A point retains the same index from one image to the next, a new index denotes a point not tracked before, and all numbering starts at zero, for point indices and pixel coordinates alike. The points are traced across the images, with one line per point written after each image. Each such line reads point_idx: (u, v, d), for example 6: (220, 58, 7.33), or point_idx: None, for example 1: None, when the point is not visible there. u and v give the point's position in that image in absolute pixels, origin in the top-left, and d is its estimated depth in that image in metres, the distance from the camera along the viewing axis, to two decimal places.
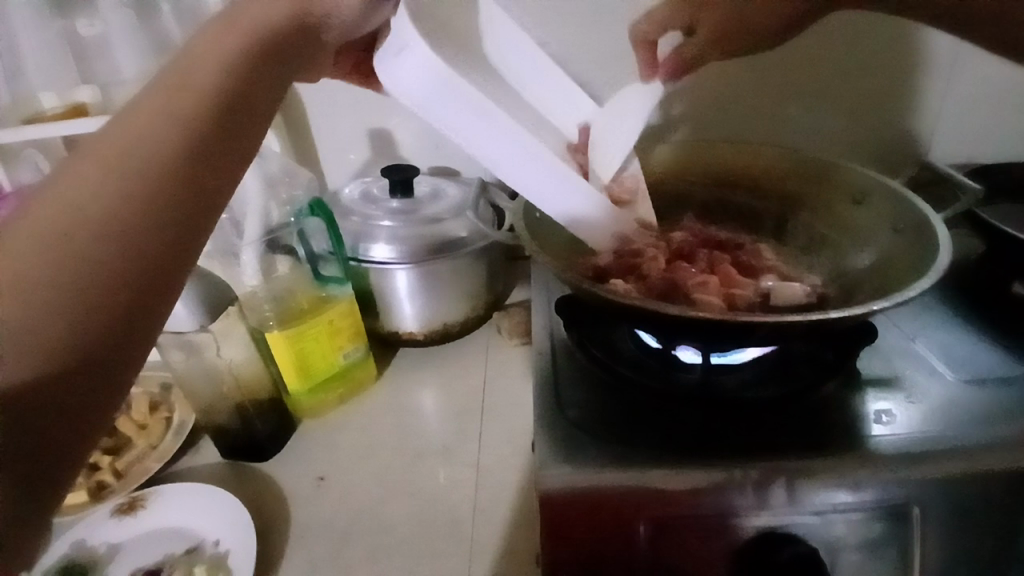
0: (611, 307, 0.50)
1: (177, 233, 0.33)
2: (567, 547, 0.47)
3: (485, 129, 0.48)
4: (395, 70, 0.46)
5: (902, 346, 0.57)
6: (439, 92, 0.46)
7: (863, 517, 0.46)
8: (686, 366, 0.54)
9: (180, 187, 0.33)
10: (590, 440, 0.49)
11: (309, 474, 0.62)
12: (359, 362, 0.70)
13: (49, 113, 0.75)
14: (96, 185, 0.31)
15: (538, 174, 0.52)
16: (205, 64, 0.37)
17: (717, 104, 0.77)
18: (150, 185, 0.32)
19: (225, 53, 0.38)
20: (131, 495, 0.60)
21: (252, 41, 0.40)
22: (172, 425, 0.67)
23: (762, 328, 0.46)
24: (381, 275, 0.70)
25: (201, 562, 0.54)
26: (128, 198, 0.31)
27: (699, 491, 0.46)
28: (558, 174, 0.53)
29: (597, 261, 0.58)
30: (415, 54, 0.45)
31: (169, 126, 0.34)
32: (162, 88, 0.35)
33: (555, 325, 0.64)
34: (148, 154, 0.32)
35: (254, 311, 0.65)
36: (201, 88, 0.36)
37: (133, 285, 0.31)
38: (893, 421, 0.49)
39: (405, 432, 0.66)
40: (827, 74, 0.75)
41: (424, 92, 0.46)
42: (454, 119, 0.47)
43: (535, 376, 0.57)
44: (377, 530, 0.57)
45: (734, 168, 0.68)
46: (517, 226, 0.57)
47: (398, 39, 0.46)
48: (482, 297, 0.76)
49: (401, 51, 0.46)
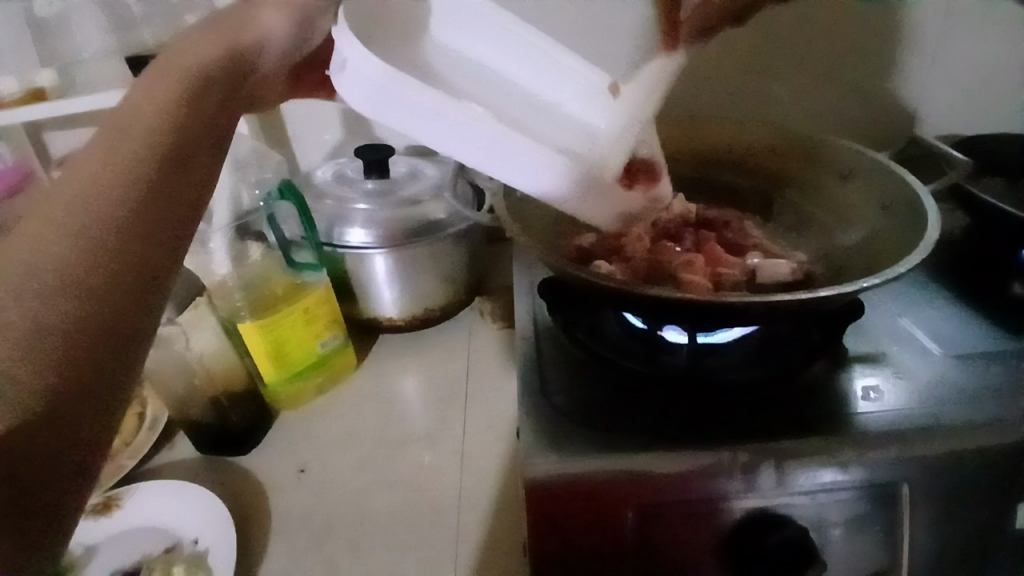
0: (594, 289, 0.48)
1: (113, 292, 0.32)
2: (553, 535, 0.46)
3: (440, 123, 0.45)
4: (344, 85, 0.44)
5: (889, 322, 0.56)
6: (385, 95, 0.44)
7: (850, 497, 0.46)
8: (672, 347, 0.53)
9: (126, 240, 0.33)
10: (576, 427, 0.48)
11: (289, 466, 0.61)
12: (338, 350, 0.68)
13: (6, 99, 0.70)
14: (72, 210, 0.32)
15: (512, 155, 0.47)
16: (149, 107, 0.37)
17: (700, 76, 0.75)
18: (73, 224, 0.32)
19: (172, 92, 0.39)
20: (105, 494, 0.58)
21: (194, 76, 0.41)
22: (146, 421, 0.65)
23: (750, 308, 0.45)
24: (359, 260, 0.68)
25: (178, 562, 0.53)
26: (106, 249, 0.32)
27: (687, 475, 0.45)
28: (519, 148, 0.47)
29: (581, 242, 0.57)
30: (357, 62, 0.43)
31: (120, 168, 0.34)
32: (103, 138, 0.35)
33: (538, 307, 0.62)
34: (105, 205, 0.33)
35: (226, 300, 0.63)
36: (144, 135, 0.36)
37: (123, 321, 0.33)
38: (881, 398, 0.48)
39: (387, 421, 0.65)
40: (813, 45, 0.73)
41: (373, 102, 0.44)
42: (402, 118, 0.45)
43: (519, 362, 0.55)
44: (360, 522, 0.55)
45: (720, 143, 0.66)
46: (496, 207, 0.55)
47: (338, 54, 0.44)
48: (463, 280, 0.74)
49: (344, 65, 0.44)
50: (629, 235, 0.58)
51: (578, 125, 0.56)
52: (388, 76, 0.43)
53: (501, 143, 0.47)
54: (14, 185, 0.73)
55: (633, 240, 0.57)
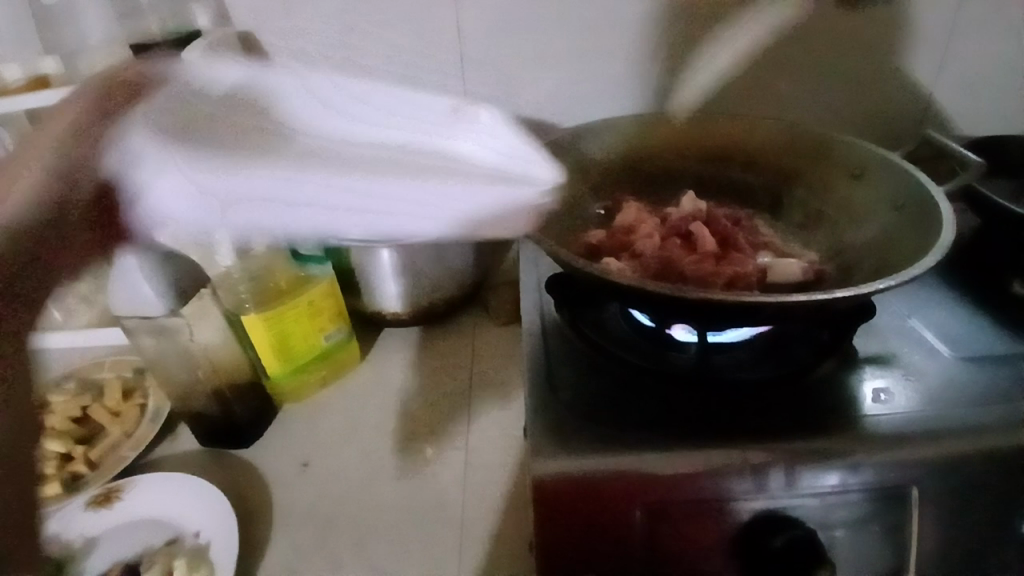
0: (604, 286, 0.48)
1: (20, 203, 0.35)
2: (562, 534, 0.46)
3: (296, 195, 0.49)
4: (163, 202, 0.49)
5: (899, 323, 0.56)
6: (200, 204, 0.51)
7: (859, 499, 0.45)
8: (681, 346, 0.54)
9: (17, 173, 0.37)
10: (584, 425, 0.48)
11: (292, 460, 0.60)
12: (343, 343, 0.67)
13: (11, 87, 0.70)
14: None
15: (402, 202, 0.52)
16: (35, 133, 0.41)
17: (704, 73, 0.76)
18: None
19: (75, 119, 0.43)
20: (106, 486, 0.58)
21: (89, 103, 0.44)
22: (148, 412, 0.64)
23: (766, 309, 0.45)
24: (364, 254, 0.67)
25: (181, 554, 0.52)
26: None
27: (696, 475, 0.44)
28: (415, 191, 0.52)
29: (590, 238, 0.57)
30: (167, 180, 0.49)
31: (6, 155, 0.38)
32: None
33: (545, 303, 0.62)
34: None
35: (230, 291, 0.64)
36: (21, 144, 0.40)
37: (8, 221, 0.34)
38: (891, 400, 0.48)
39: (391, 415, 0.64)
40: (822, 43, 0.73)
41: (185, 211, 0.51)
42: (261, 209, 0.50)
43: (526, 358, 0.55)
44: (364, 516, 0.55)
45: (731, 141, 0.65)
46: (507, 200, 0.54)
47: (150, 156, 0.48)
48: (469, 275, 0.74)
49: (163, 164, 0.49)
50: (639, 232, 0.58)
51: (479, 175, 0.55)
52: (217, 208, 0.53)
53: (403, 199, 0.52)
54: None
55: (644, 238, 0.57)
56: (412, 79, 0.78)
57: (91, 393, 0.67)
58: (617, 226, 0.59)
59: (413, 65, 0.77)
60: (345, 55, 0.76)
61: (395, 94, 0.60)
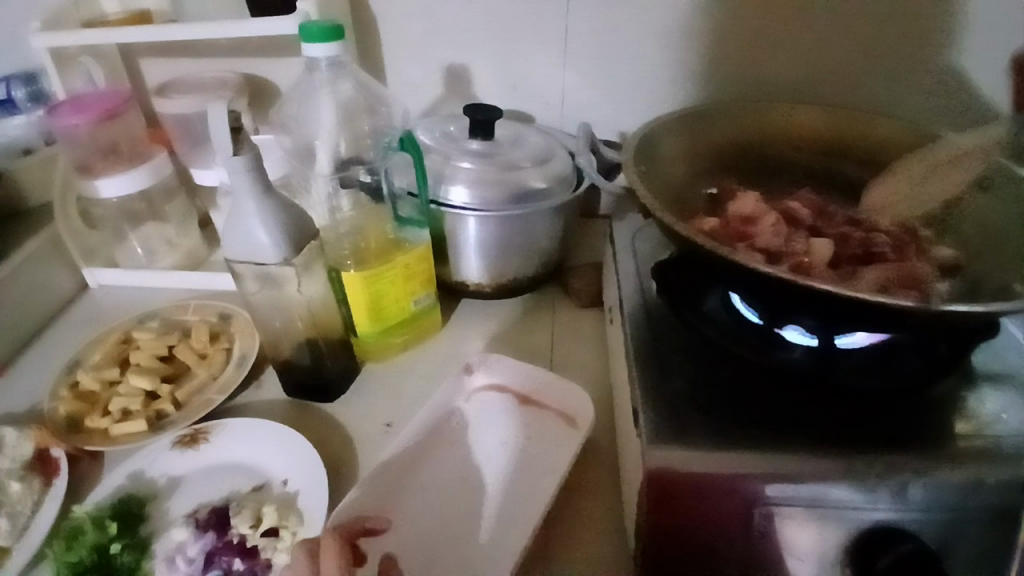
0: (728, 268, 0.47)
1: None
2: (673, 525, 0.45)
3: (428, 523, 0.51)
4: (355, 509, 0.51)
5: (1012, 345, 0.55)
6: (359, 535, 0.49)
7: (981, 523, 0.44)
8: (788, 345, 0.49)
9: None
10: (699, 415, 0.48)
11: (377, 420, 0.60)
12: (429, 308, 0.67)
13: (113, 19, 0.74)
14: None
15: (504, 508, 0.52)
16: None
17: (815, 70, 0.74)
18: None
19: None
20: (194, 427, 0.59)
21: None
22: (233, 357, 0.65)
23: (914, 316, 0.43)
24: (457, 220, 0.67)
25: (270, 501, 0.53)
26: None
27: (817, 477, 0.44)
28: (477, 443, 0.58)
29: (704, 225, 0.56)
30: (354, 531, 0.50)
31: None
32: None
33: (645, 287, 0.62)
34: None
35: (332, 247, 0.62)
36: None
37: None
38: (1012, 422, 0.48)
39: (509, 416, 0.60)
40: (937, 50, 0.71)
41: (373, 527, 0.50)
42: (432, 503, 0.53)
43: (631, 342, 0.55)
44: (456, 486, 0.54)
45: (846, 138, 0.65)
46: (629, 174, 0.53)
47: (155, 477, 0.56)
48: (555, 253, 0.73)
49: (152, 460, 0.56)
50: (758, 223, 0.56)
51: (522, 430, 0.59)
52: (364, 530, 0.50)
53: (480, 484, 0.54)
54: (113, 109, 0.71)
55: (764, 229, 0.55)
56: (513, 51, 0.77)
57: (176, 333, 0.68)
58: (732, 214, 0.57)
59: (516, 36, 0.76)
60: (452, 18, 0.76)
61: (417, 430, 0.58)
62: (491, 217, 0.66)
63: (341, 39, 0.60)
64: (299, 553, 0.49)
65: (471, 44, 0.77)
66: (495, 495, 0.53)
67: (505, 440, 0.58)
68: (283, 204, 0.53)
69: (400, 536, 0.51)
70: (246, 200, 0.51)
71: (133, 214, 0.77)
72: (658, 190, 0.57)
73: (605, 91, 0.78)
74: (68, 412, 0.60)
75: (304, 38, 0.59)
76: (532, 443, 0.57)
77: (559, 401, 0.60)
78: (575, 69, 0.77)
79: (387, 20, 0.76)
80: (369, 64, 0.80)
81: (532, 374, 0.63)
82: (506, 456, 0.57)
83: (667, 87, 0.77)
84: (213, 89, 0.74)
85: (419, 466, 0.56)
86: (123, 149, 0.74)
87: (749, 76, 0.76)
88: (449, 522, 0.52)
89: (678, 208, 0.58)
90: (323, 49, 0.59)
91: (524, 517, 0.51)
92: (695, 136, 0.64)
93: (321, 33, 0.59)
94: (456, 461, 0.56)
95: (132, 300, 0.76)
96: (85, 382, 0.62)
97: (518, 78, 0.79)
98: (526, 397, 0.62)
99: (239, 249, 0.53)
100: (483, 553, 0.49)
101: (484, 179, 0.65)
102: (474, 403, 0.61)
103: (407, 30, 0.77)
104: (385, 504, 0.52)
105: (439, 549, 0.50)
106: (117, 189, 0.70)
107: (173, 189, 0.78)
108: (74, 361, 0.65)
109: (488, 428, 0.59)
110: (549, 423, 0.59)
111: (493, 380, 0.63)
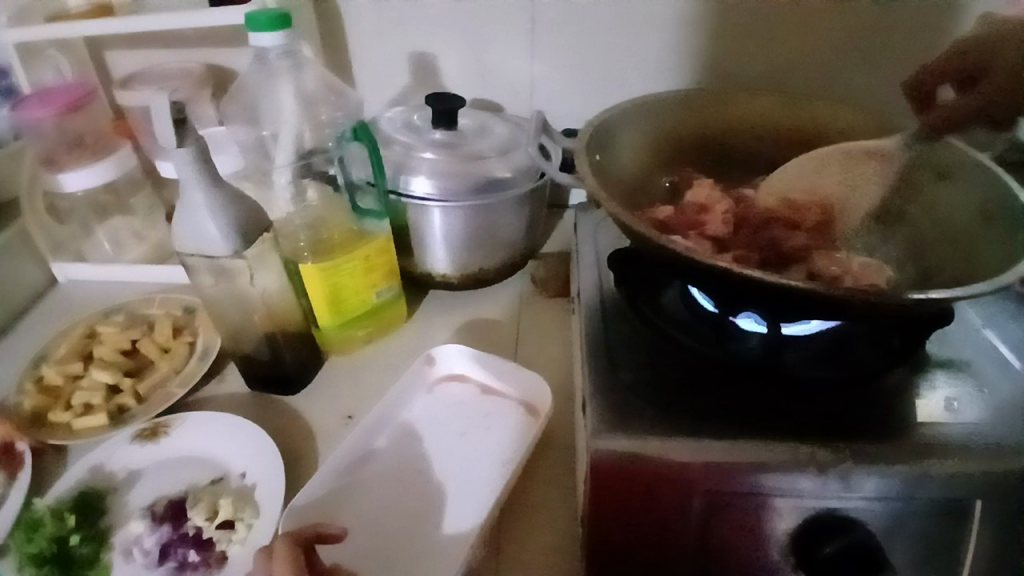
0: (674, 259, 0.46)
1: None
2: (618, 514, 0.45)
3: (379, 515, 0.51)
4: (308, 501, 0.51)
5: (969, 332, 0.55)
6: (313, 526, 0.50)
7: (924, 511, 0.44)
8: (744, 335, 0.49)
9: None
10: (646, 406, 0.48)
11: (338, 413, 0.60)
12: (392, 300, 0.67)
13: (76, 11, 0.74)
14: None
15: (460, 498, 0.52)
16: None
17: (782, 57, 0.73)
18: None
19: None
20: (154, 421, 0.59)
21: None
22: (196, 350, 0.65)
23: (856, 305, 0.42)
24: (419, 211, 0.66)
25: (226, 494, 0.53)
26: None
27: (761, 467, 0.44)
28: (435, 434, 0.58)
29: (658, 215, 0.55)
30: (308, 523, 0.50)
31: None
32: None
33: (605, 278, 0.62)
34: None
35: (290, 239, 0.62)
36: None
37: None
38: (962, 411, 0.47)
39: (468, 406, 0.60)
40: (901, 36, 0.70)
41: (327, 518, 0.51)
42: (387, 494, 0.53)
43: (586, 333, 0.55)
44: (412, 477, 0.54)
45: (808, 126, 0.64)
46: (579, 163, 0.52)
47: (114, 471, 0.56)
48: (521, 244, 0.73)
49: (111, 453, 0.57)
50: (712, 212, 0.56)
51: (481, 420, 0.59)
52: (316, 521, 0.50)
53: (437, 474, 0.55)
54: (75, 101, 0.71)
55: (716, 217, 0.55)
56: (479, 39, 0.76)
57: (141, 326, 0.68)
58: (688, 204, 0.57)
59: (481, 25, 0.75)
60: (415, 7, 0.75)
61: (375, 423, 0.58)
62: (452, 207, 0.65)
63: (289, 27, 0.60)
64: (253, 544, 0.49)
65: (436, 32, 0.76)
66: (451, 485, 0.54)
67: (463, 431, 0.58)
68: (232, 196, 0.52)
69: (353, 527, 0.51)
70: (193, 189, 0.50)
71: (101, 207, 0.77)
72: (612, 181, 0.56)
73: (572, 79, 0.78)
74: (31, 406, 0.60)
75: (252, 27, 0.59)
76: (490, 433, 0.57)
77: (519, 392, 0.60)
78: (542, 58, 0.77)
79: (351, 10, 0.76)
80: (335, 55, 0.79)
81: (493, 366, 0.62)
82: (463, 447, 0.57)
83: (634, 74, 0.77)
84: (177, 80, 0.74)
85: (376, 458, 0.56)
86: (87, 142, 0.73)
87: (716, 63, 0.75)
88: (402, 513, 0.52)
89: (633, 200, 0.58)
90: (271, 38, 0.59)
91: (478, 508, 0.51)
92: (655, 123, 0.63)
93: (267, 23, 0.58)
94: (412, 453, 0.57)
95: (101, 294, 0.76)
96: (48, 376, 0.62)
97: (484, 67, 0.78)
98: (486, 388, 0.62)
99: (191, 240, 0.53)
100: (434, 544, 0.49)
101: (443, 169, 0.64)
102: (435, 394, 0.61)
103: (371, 19, 0.76)
104: (339, 496, 0.53)
105: (391, 540, 0.50)
106: (81, 182, 0.70)
107: (140, 182, 0.78)
108: (39, 355, 0.66)
109: (447, 419, 0.59)
110: (508, 414, 0.59)
111: (455, 371, 0.63)
